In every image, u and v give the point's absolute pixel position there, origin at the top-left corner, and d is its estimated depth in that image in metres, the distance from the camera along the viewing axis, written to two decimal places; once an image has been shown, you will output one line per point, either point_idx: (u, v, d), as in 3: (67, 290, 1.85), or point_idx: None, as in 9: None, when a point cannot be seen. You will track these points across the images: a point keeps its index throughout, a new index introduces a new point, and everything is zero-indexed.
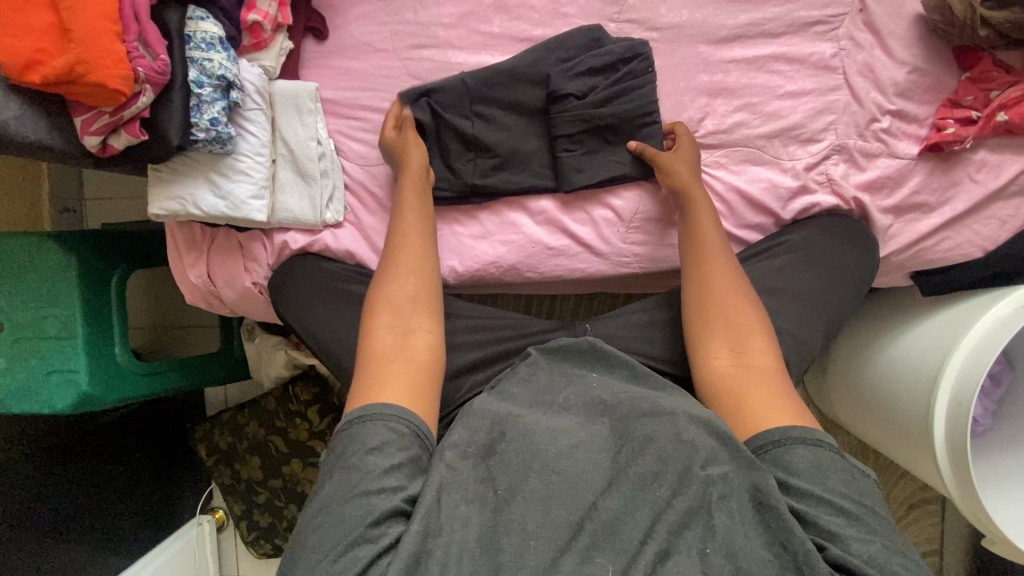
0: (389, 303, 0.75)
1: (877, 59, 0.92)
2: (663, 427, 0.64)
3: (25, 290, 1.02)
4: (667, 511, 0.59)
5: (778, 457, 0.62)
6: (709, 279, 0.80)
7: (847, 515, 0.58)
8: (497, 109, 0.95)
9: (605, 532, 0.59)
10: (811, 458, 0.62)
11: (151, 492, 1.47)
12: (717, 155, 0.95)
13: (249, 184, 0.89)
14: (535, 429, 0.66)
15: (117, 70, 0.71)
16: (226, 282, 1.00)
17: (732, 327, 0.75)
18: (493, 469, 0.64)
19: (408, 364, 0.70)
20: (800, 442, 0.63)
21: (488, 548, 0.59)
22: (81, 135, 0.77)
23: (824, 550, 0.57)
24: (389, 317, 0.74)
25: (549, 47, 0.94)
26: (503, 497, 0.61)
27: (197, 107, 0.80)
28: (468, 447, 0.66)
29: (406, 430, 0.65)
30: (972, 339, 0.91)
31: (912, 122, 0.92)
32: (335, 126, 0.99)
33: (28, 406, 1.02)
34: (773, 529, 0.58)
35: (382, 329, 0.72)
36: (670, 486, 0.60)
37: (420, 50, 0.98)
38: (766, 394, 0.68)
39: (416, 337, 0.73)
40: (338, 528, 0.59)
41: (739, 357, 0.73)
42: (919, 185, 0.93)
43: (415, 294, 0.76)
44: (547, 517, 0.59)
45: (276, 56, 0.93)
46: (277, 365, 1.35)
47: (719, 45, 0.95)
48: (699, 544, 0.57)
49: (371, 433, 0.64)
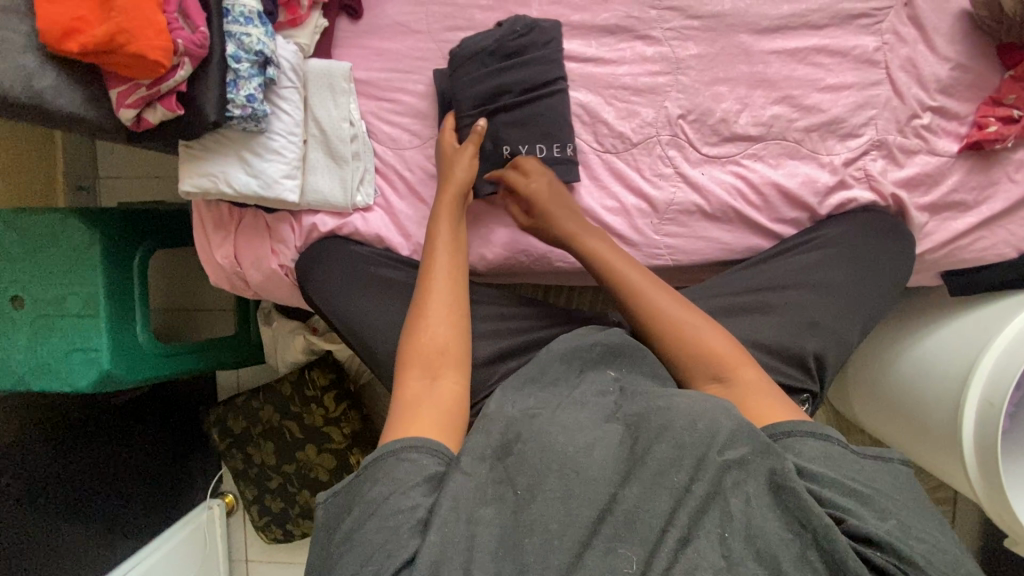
0: (418, 350, 0.71)
1: (921, 54, 0.91)
2: (681, 413, 0.63)
3: (48, 267, 1.00)
4: (686, 497, 0.58)
5: (790, 445, 0.62)
6: (655, 314, 0.77)
7: (860, 498, 0.58)
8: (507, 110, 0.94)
9: (626, 522, 0.58)
10: (821, 449, 0.62)
11: (162, 475, 1.46)
12: (754, 147, 0.94)
13: (281, 163, 0.88)
14: (551, 428, 0.64)
15: (158, 41, 0.69)
16: (252, 263, 0.98)
17: (701, 355, 0.73)
18: (510, 471, 0.62)
19: (437, 408, 0.67)
20: (810, 435, 0.63)
21: (509, 550, 0.57)
22: (117, 108, 0.76)
23: (843, 523, 0.56)
24: (419, 368, 0.70)
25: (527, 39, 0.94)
26: (523, 498, 0.60)
27: (234, 83, 0.79)
28: (485, 449, 0.64)
29: (419, 456, 0.62)
30: (1004, 339, 0.91)
31: (952, 119, 0.92)
32: (367, 107, 0.97)
33: (49, 383, 1.01)
34: (791, 508, 0.57)
35: (412, 380, 0.69)
36: (687, 471, 0.59)
37: (457, 32, 0.96)
38: (762, 403, 0.67)
39: (443, 386, 0.70)
40: (361, 552, 0.57)
41: (727, 381, 0.71)
42: (958, 183, 0.92)
43: (444, 344, 0.72)
44: (568, 514, 0.58)
45: (310, 34, 0.91)
46: (295, 348, 1.35)
47: (761, 35, 0.93)
48: (718, 530, 0.56)
49: (385, 470, 0.62)
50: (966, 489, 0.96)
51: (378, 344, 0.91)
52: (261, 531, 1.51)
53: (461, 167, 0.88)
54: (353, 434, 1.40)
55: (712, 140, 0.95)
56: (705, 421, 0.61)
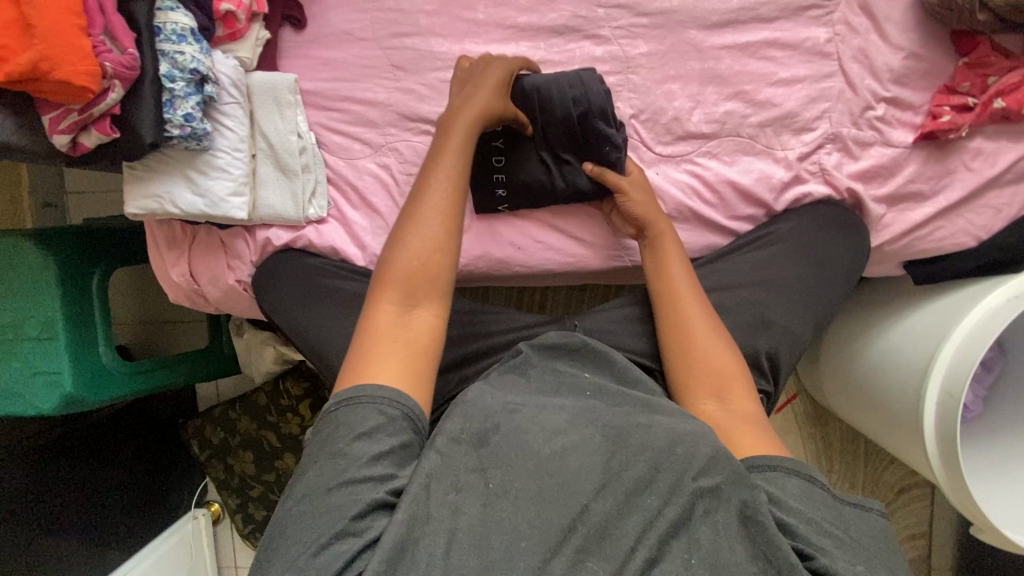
0: (399, 275, 0.69)
1: (873, 44, 0.90)
2: (661, 435, 0.63)
3: (5, 292, 1.00)
4: (658, 517, 0.58)
5: (772, 479, 0.62)
6: (670, 285, 0.83)
7: (833, 537, 0.58)
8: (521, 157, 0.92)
9: (596, 535, 0.58)
10: (802, 489, 0.62)
11: (146, 487, 1.47)
12: (709, 145, 0.93)
13: (228, 180, 0.87)
14: (530, 427, 0.64)
15: (82, 66, 0.68)
16: (209, 280, 0.98)
17: (710, 372, 0.75)
18: (484, 462, 0.61)
19: (410, 340, 0.66)
20: (794, 474, 0.62)
21: (478, 542, 0.56)
22: (50, 133, 0.74)
23: (810, 560, 0.56)
24: (397, 294, 0.68)
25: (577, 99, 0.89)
26: (494, 492, 0.59)
27: (170, 102, 0.78)
28: (460, 433, 0.63)
29: (395, 414, 0.62)
30: (965, 328, 0.91)
31: (907, 109, 0.90)
32: (316, 118, 0.96)
33: (14, 407, 1.01)
34: (758, 541, 0.57)
35: (389, 304, 0.68)
36: (661, 495, 0.59)
37: (403, 38, 0.95)
38: (754, 436, 0.67)
39: (420, 315, 0.68)
40: (320, 520, 0.57)
41: (724, 403, 0.72)
42: (915, 174, 0.91)
43: (431, 271, 0.70)
44: (540, 517, 0.58)
45: (252, 46, 0.90)
46: (267, 360, 1.31)
47: (711, 30, 0.92)
48: (684, 554, 0.57)
49: (359, 418, 0.61)
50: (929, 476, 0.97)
51: (334, 357, 0.90)
52: (246, 538, 1.52)
53: (483, 93, 0.80)
54: None
55: (665, 139, 0.94)
56: (683, 447, 0.61)
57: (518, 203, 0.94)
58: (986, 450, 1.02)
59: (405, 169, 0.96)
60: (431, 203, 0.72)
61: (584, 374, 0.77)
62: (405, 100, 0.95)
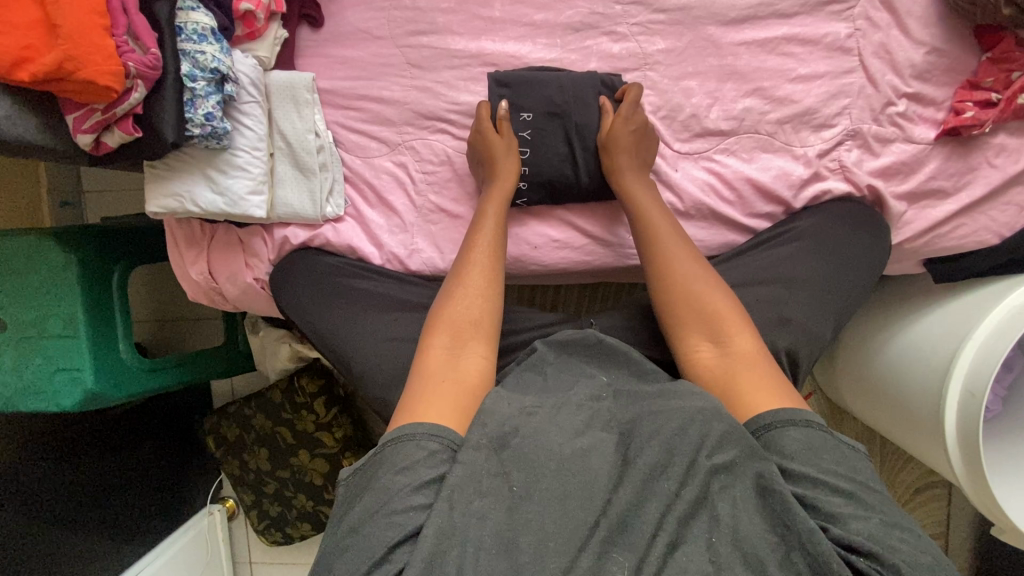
0: (448, 322, 0.74)
1: (894, 39, 0.89)
2: (671, 417, 0.64)
3: (27, 289, 1.01)
4: (675, 502, 0.59)
5: (771, 440, 0.61)
6: (669, 258, 0.80)
7: (842, 493, 0.57)
8: (549, 143, 0.92)
9: (619, 526, 0.58)
10: (803, 440, 0.61)
11: (164, 482, 1.49)
12: (728, 141, 0.93)
13: (248, 179, 0.87)
14: (548, 428, 0.64)
15: (107, 66, 0.69)
16: (227, 278, 0.99)
17: (705, 314, 0.75)
18: (507, 464, 0.62)
19: (461, 381, 0.69)
20: (790, 424, 0.62)
21: (506, 547, 0.57)
22: (74, 133, 0.75)
23: (828, 531, 0.56)
24: (446, 337, 0.73)
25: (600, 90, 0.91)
26: (519, 494, 0.60)
27: (191, 102, 0.78)
28: (481, 439, 0.63)
29: (438, 447, 0.62)
30: (987, 326, 0.89)
31: (929, 105, 0.89)
32: (333, 117, 0.97)
33: (37, 404, 1.02)
34: (778, 511, 0.57)
35: (438, 347, 0.72)
36: (677, 478, 0.60)
37: (419, 37, 0.95)
38: (756, 379, 0.67)
39: (469, 358, 0.72)
40: (364, 547, 0.57)
41: (724, 346, 0.72)
42: (936, 171, 0.90)
43: (477, 316, 0.76)
44: (565, 514, 0.58)
45: (270, 46, 0.90)
46: (282, 357, 1.32)
47: (730, 26, 0.91)
48: (706, 534, 0.57)
49: (403, 454, 0.62)
50: (950, 476, 0.96)
51: (352, 355, 0.91)
52: (261, 535, 1.53)
53: (506, 155, 0.88)
54: (345, 438, 1.41)
55: (682, 137, 0.93)
56: (695, 428, 0.62)
57: (538, 194, 0.93)
58: (1000, 442, 1.02)
59: (421, 167, 0.96)
60: (477, 259, 0.81)
61: (602, 371, 0.76)
62: (422, 98, 0.95)
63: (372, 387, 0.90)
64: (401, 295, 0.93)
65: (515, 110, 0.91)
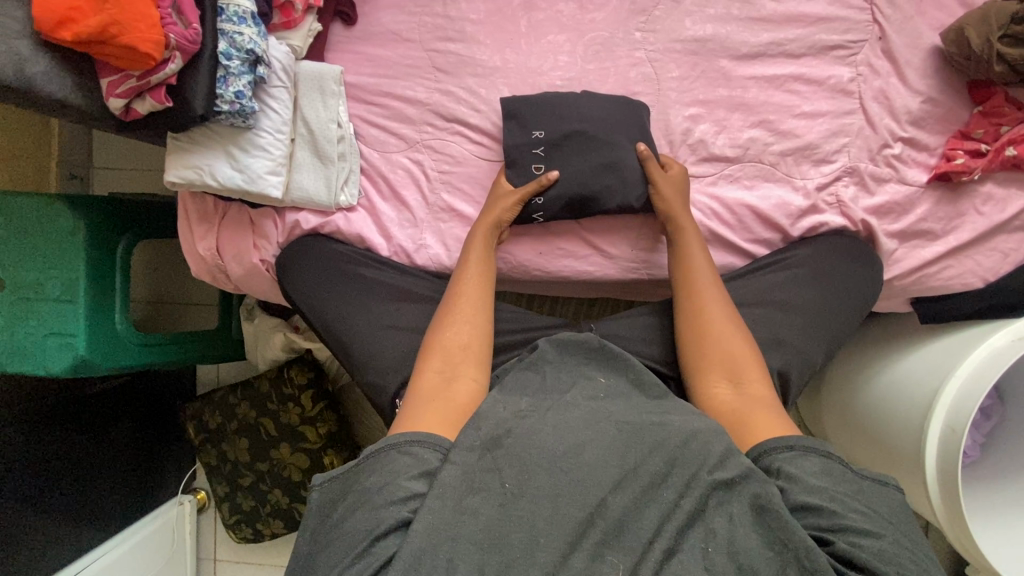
0: (441, 348, 0.77)
1: (893, 87, 0.94)
2: (675, 432, 0.64)
3: (31, 248, 1.01)
4: (674, 511, 0.59)
5: (790, 461, 0.63)
6: (700, 308, 0.83)
7: (858, 510, 0.59)
8: (566, 159, 0.93)
9: (614, 530, 0.59)
10: (823, 466, 0.62)
11: (135, 467, 1.45)
12: (732, 168, 0.97)
13: (267, 159, 0.90)
14: (542, 428, 0.65)
15: (149, 34, 0.71)
16: (234, 257, 1.00)
17: (727, 358, 0.78)
18: (499, 461, 0.62)
19: (451, 402, 0.70)
20: (812, 451, 0.64)
21: (495, 542, 0.57)
22: (106, 96, 0.77)
23: (829, 545, 0.57)
24: (438, 362, 0.75)
25: (618, 109, 0.93)
26: (511, 492, 0.60)
27: (224, 79, 0.81)
28: (473, 440, 0.64)
29: (427, 453, 0.63)
30: (968, 367, 0.92)
31: (923, 150, 0.95)
32: (356, 110, 1.00)
33: (23, 366, 1.01)
34: (774, 530, 0.57)
35: (432, 371, 0.74)
36: (676, 488, 0.60)
37: (446, 43, 0.99)
38: (767, 416, 0.70)
39: (461, 380, 0.74)
40: (346, 540, 0.58)
41: (740, 389, 0.74)
42: (927, 213, 0.95)
43: (467, 342, 0.78)
44: (557, 512, 0.59)
45: (304, 36, 0.94)
46: (274, 346, 1.36)
47: (741, 60, 0.96)
48: (701, 544, 0.58)
49: (387, 460, 0.63)
50: (927, 511, 0.97)
51: (353, 344, 0.92)
52: (230, 530, 1.49)
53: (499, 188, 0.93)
54: (328, 435, 1.39)
55: (689, 159, 0.97)
56: (697, 442, 0.63)
57: (556, 210, 0.94)
58: (983, 490, 1.03)
59: (436, 166, 0.99)
60: (467, 285, 0.85)
61: (601, 375, 0.78)
62: (444, 101, 0.99)
63: (370, 372, 0.91)
64: (406, 287, 0.95)
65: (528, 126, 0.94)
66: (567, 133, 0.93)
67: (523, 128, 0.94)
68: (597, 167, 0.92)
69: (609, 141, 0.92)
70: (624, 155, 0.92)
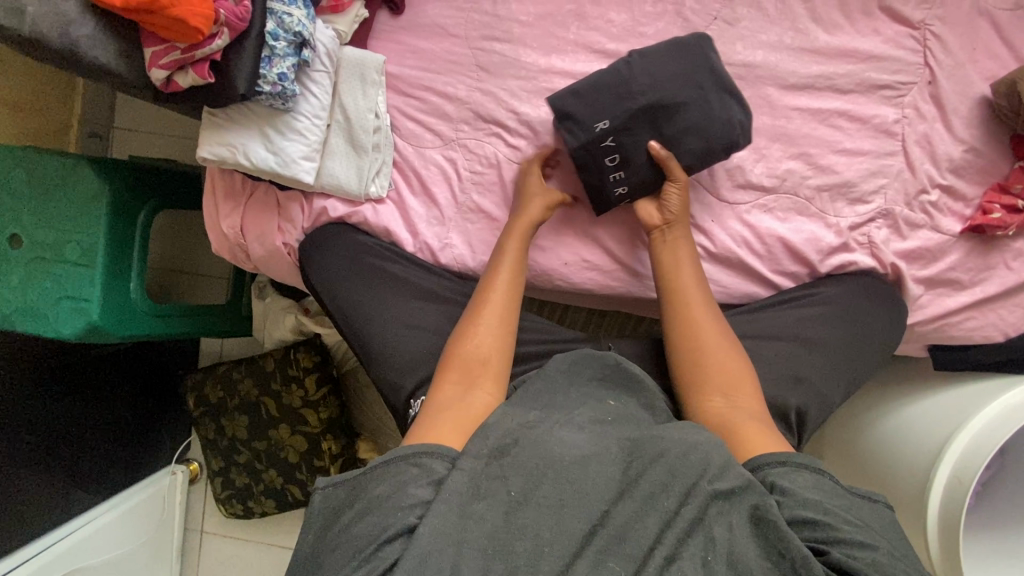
0: (461, 360, 0.77)
1: (937, 133, 0.93)
2: (674, 443, 0.64)
3: (52, 210, 0.99)
4: (675, 519, 0.58)
5: (782, 475, 0.63)
6: (688, 321, 0.83)
7: (853, 523, 0.59)
8: (638, 130, 0.90)
9: (616, 537, 0.58)
10: (814, 482, 0.63)
11: (130, 434, 1.44)
12: (766, 198, 0.96)
13: (303, 144, 0.89)
14: (550, 438, 0.64)
15: (201, 8, 0.70)
16: (256, 238, 0.99)
17: (720, 372, 0.78)
18: (506, 470, 0.62)
19: (467, 414, 0.70)
20: (802, 467, 0.64)
21: (499, 549, 0.57)
22: (149, 66, 0.76)
23: (825, 555, 0.56)
24: (456, 375, 0.75)
25: (690, 66, 0.90)
26: (515, 500, 0.60)
27: (268, 59, 0.80)
28: (480, 449, 0.64)
29: (435, 463, 0.62)
30: (980, 421, 0.93)
31: (959, 200, 0.94)
32: (394, 101, 0.98)
33: (33, 327, 1.00)
34: (770, 539, 0.57)
35: (449, 385, 0.74)
36: (677, 496, 0.59)
37: (492, 42, 0.98)
38: (757, 430, 0.70)
39: (476, 395, 0.73)
40: (352, 545, 0.57)
41: (732, 401, 0.75)
42: (956, 262, 0.94)
43: (486, 356, 0.78)
44: (561, 523, 0.58)
45: (350, 22, 0.92)
46: (285, 328, 1.37)
47: (788, 90, 0.95)
48: (701, 553, 0.56)
49: (396, 470, 0.62)
50: None
51: (371, 338, 0.92)
52: (221, 505, 1.49)
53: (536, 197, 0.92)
54: (329, 420, 1.39)
55: (726, 185, 0.96)
56: (696, 453, 0.62)
57: (640, 185, 0.92)
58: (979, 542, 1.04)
59: (470, 166, 0.98)
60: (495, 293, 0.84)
61: (612, 395, 0.78)
62: (484, 101, 0.97)
63: (387, 369, 0.90)
64: (426, 286, 0.94)
65: (590, 104, 0.91)
66: (634, 112, 0.90)
67: (582, 126, 0.91)
68: (679, 131, 0.90)
69: (683, 101, 0.89)
70: (705, 112, 0.89)
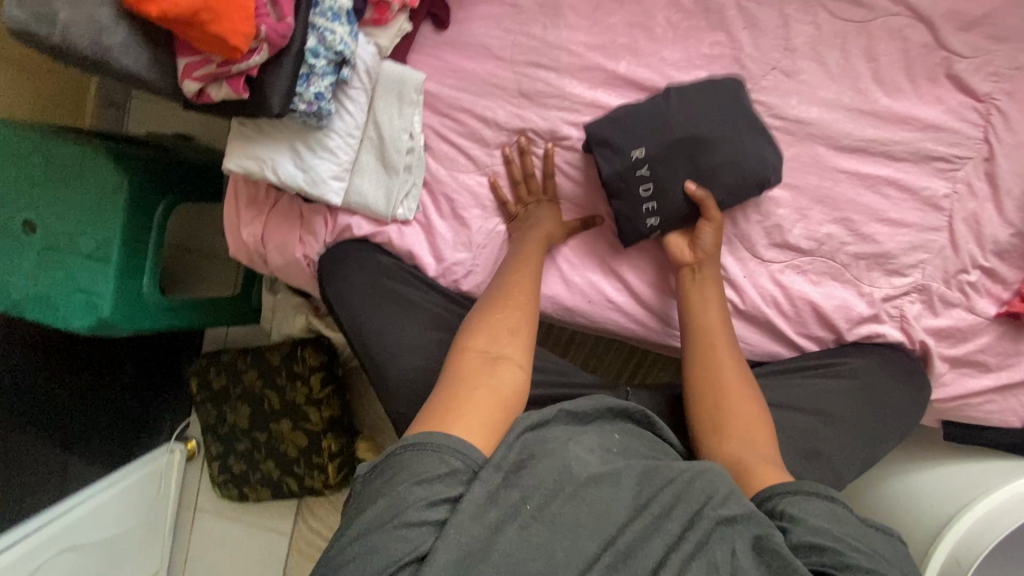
0: (486, 327, 0.72)
1: (987, 212, 0.90)
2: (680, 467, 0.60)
3: (68, 199, 0.96)
4: (679, 544, 0.53)
5: (792, 502, 0.58)
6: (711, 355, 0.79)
7: (864, 554, 0.54)
8: (666, 160, 0.87)
9: (623, 559, 0.53)
10: (827, 511, 0.58)
11: (131, 411, 1.44)
12: (802, 259, 0.94)
13: (333, 163, 0.86)
14: (568, 451, 0.59)
15: (242, 26, 0.66)
16: (277, 248, 0.96)
17: (737, 408, 0.73)
18: (524, 480, 0.56)
19: (495, 392, 0.64)
20: (814, 494, 0.59)
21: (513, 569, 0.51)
22: (182, 77, 0.72)
23: None
24: (485, 340, 0.70)
25: (721, 103, 0.87)
26: (529, 514, 0.54)
27: (306, 77, 0.76)
28: (503, 458, 0.57)
29: (459, 462, 0.56)
30: (988, 502, 0.89)
31: (999, 283, 0.92)
32: (430, 120, 0.95)
33: (45, 317, 0.98)
34: (776, 568, 0.52)
35: (475, 350, 0.69)
36: (681, 521, 0.54)
37: (538, 69, 0.93)
38: (772, 472, 0.65)
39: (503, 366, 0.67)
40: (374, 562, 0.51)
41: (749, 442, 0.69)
42: (986, 345, 0.93)
43: (515, 326, 0.73)
44: (575, 544, 0.53)
45: (392, 37, 0.88)
46: (293, 326, 1.39)
47: (839, 152, 0.92)
48: None
49: (421, 464, 0.56)
50: None
51: (385, 366, 0.90)
52: (217, 488, 1.50)
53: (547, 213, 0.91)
54: (330, 419, 1.39)
55: (762, 242, 0.94)
56: (701, 479, 0.58)
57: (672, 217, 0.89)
58: None
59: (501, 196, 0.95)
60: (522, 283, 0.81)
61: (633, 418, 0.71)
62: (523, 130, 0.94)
63: (399, 400, 0.89)
64: (446, 316, 0.92)
65: (621, 130, 0.88)
66: (670, 143, 0.87)
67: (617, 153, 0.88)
68: (713, 165, 0.86)
69: (714, 135, 0.86)
70: (737, 148, 0.86)
